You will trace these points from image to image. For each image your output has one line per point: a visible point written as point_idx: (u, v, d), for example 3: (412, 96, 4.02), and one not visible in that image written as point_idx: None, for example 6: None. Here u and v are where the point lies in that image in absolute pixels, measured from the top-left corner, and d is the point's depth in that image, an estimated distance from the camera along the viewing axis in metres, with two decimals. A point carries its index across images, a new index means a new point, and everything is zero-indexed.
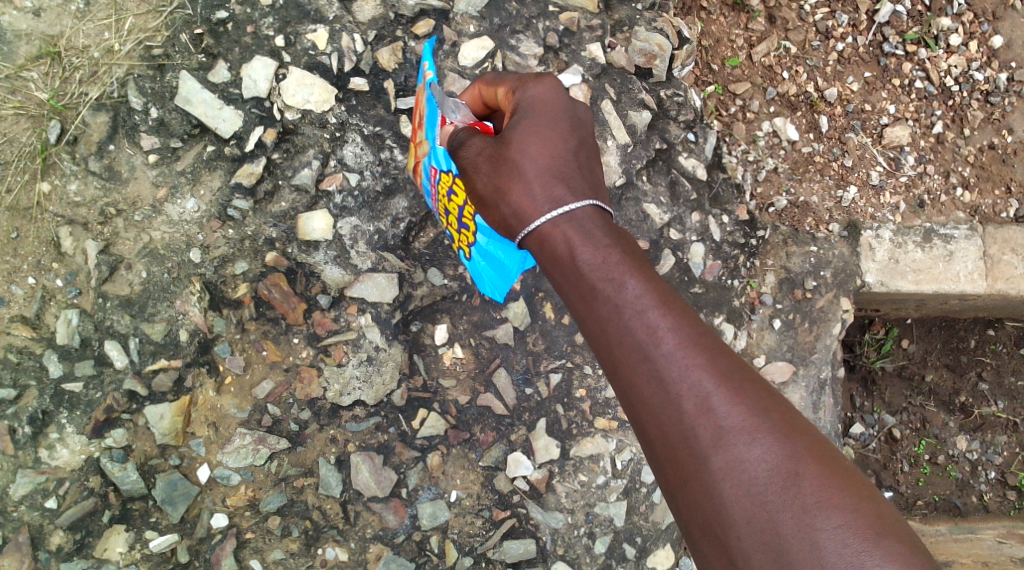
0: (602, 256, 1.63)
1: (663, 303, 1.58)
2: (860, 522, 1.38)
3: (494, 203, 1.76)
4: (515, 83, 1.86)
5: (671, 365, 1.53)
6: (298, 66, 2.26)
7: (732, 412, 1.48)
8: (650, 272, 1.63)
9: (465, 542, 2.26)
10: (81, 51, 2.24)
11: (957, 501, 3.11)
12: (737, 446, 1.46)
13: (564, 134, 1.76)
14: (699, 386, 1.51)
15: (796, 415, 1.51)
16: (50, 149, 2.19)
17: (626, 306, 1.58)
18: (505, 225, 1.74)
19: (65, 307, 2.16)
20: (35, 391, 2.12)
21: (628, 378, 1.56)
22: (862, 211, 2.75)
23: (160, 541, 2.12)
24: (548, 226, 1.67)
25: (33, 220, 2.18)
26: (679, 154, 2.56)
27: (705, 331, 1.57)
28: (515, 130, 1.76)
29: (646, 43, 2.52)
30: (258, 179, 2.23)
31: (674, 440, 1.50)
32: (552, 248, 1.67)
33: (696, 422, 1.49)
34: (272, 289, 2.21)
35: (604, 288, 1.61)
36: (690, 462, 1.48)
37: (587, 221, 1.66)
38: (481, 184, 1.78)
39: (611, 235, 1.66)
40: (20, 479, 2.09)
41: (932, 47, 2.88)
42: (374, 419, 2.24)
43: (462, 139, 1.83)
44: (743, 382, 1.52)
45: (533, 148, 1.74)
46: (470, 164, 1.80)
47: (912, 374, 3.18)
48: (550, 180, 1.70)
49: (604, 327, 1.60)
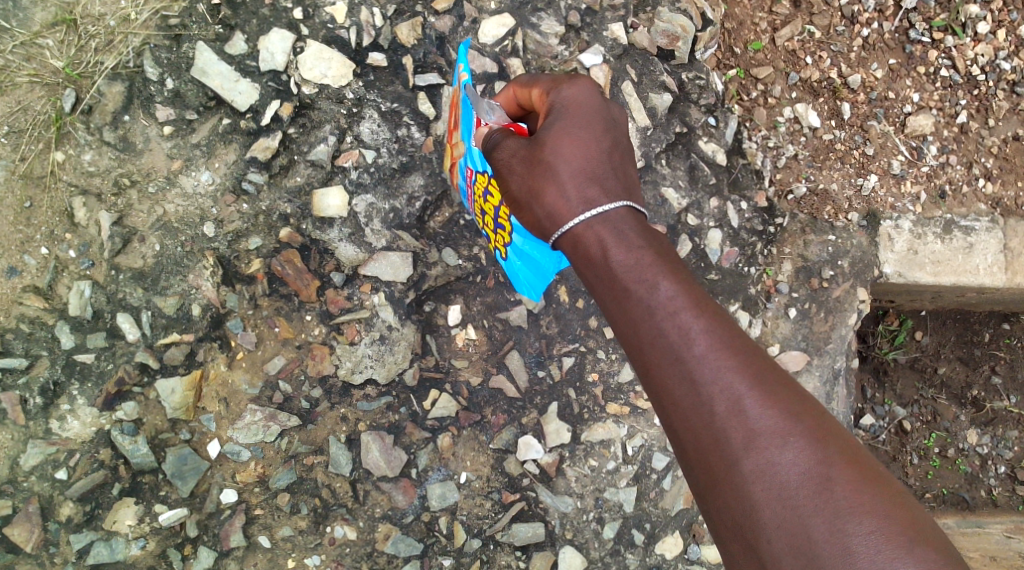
0: (635, 257, 1.61)
1: (696, 304, 1.56)
2: (892, 527, 1.37)
3: (528, 204, 1.74)
4: (548, 84, 1.82)
5: (703, 367, 1.51)
6: (316, 39, 2.22)
7: (763, 415, 1.47)
8: (682, 273, 1.60)
9: (474, 525, 2.26)
10: (98, 19, 2.19)
11: (966, 495, 3.08)
12: (769, 450, 1.44)
13: (598, 135, 1.74)
14: (731, 388, 1.49)
15: (830, 419, 1.49)
16: (65, 118, 2.15)
17: (658, 307, 1.56)
18: (540, 226, 1.73)
19: (77, 278, 2.13)
20: (47, 361, 2.11)
21: (659, 379, 1.54)
22: (882, 200, 2.72)
23: (169, 515, 2.12)
24: (581, 227, 1.66)
25: (47, 189, 2.14)
26: (699, 139, 2.52)
27: (738, 333, 1.55)
28: (549, 132, 1.73)
29: (669, 25, 2.47)
30: (274, 153, 2.20)
31: (705, 442, 1.48)
32: (585, 248, 1.65)
33: (728, 424, 1.47)
34: (286, 266, 2.19)
35: (636, 288, 1.59)
36: (720, 465, 1.46)
37: (619, 222, 1.65)
38: (515, 185, 1.75)
39: (643, 236, 1.64)
40: (30, 450, 2.08)
41: (960, 35, 2.82)
42: (385, 398, 2.23)
43: (497, 140, 1.80)
44: (776, 385, 1.50)
45: (566, 148, 1.72)
46: (504, 165, 1.78)
47: (925, 366, 3.16)
48: (584, 182, 1.69)
49: (635, 328, 1.58)
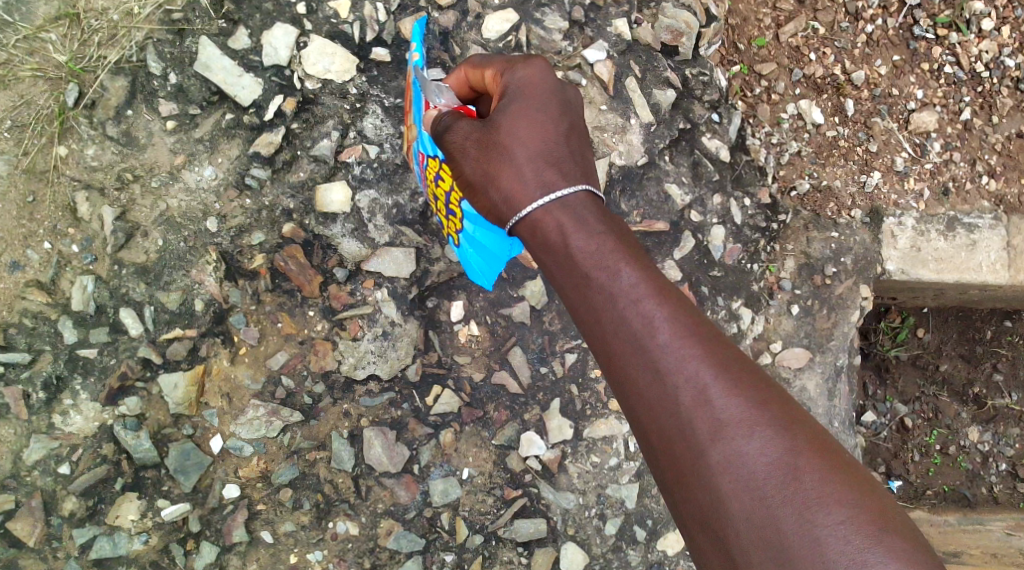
0: (596, 243, 1.61)
1: (659, 292, 1.56)
2: (861, 516, 1.37)
3: (483, 188, 1.74)
4: (502, 65, 1.84)
5: (666, 355, 1.50)
6: (320, 34, 2.22)
7: (728, 404, 1.46)
8: (644, 260, 1.60)
9: (477, 520, 2.27)
10: (100, 14, 2.17)
11: (967, 492, 3.08)
12: (734, 440, 1.44)
13: (554, 118, 1.74)
14: (695, 377, 1.48)
15: (794, 405, 1.49)
16: (68, 112, 2.14)
17: (621, 295, 1.56)
18: (497, 211, 1.72)
19: (80, 273, 2.13)
20: (50, 355, 2.11)
21: (623, 369, 1.54)
22: (885, 197, 2.72)
23: (171, 510, 2.12)
24: (541, 213, 1.65)
25: (50, 183, 2.14)
26: (703, 135, 2.49)
27: (701, 321, 1.55)
28: (504, 115, 1.74)
29: (673, 20, 2.45)
30: (277, 149, 2.19)
31: (670, 434, 1.48)
32: (545, 235, 1.65)
33: (693, 415, 1.47)
34: (289, 261, 2.18)
35: (598, 276, 1.58)
36: (687, 456, 1.46)
37: (580, 207, 1.65)
38: (470, 170, 1.76)
39: (604, 222, 1.63)
40: (33, 444, 2.08)
41: (964, 31, 2.82)
42: (387, 395, 2.24)
43: (448, 124, 1.82)
44: (739, 373, 1.50)
45: (522, 132, 1.72)
46: (458, 147, 1.79)
47: (927, 363, 3.17)
48: (543, 165, 1.69)
49: (598, 317, 1.58)
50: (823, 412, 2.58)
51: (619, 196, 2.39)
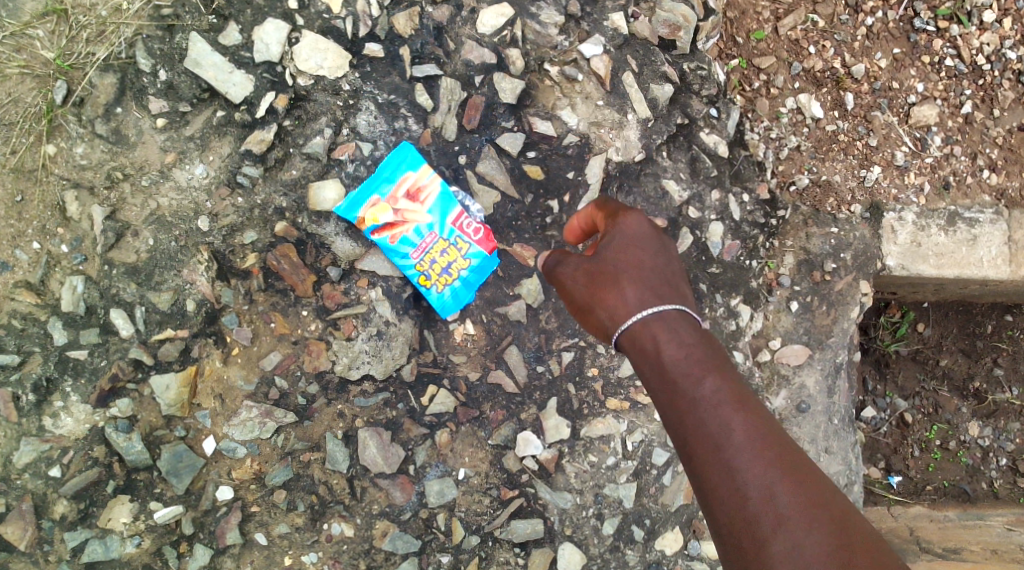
0: (685, 353, 1.66)
1: (739, 401, 1.61)
2: None
3: (592, 309, 1.80)
4: (612, 209, 1.88)
5: (741, 456, 1.55)
6: (312, 30, 2.16)
7: (792, 502, 1.51)
8: (727, 371, 1.66)
9: (473, 521, 2.26)
10: (88, 9, 2.13)
11: (967, 487, 3.06)
12: (796, 532, 1.48)
13: (659, 260, 1.81)
14: (763, 476, 1.54)
15: (856, 512, 1.52)
16: (56, 111, 2.11)
17: (702, 401, 1.62)
18: (602, 330, 1.78)
19: (70, 273, 2.10)
20: (40, 357, 2.08)
21: (701, 470, 1.58)
22: (885, 192, 2.69)
23: (164, 513, 2.10)
24: (636, 326, 1.71)
25: (38, 182, 2.11)
26: (701, 131, 2.44)
27: (774, 428, 1.60)
28: (608, 248, 1.81)
29: (670, 14, 2.36)
30: (269, 146, 2.15)
31: (738, 523, 1.53)
32: (638, 344, 1.71)
33: (758, 508, 1.52)
34: (282, 260, 2.16)
35: (682, 383, 1.64)
36: (752, 545, 1.51)
37: (674, 323, 1.70)
38: (577, 293, 1.83)
39: (698, 340, 1.69)
40: (23, 447, 2.06)
41: (965, 23, 2.78)
42: (382, 395, 2.22)
43: (557, 261, 1.90)
44: (807, 478, 1.54)
45: (629, 263, 1.79)
46: (568, 278, 1.86)
47: (927, 358, 3.14)
48: (647, 292, 1.74)
49: (680, 420, 1.63)
50: (822, 410, 2.57)
51: (616, 192, 2.35)
